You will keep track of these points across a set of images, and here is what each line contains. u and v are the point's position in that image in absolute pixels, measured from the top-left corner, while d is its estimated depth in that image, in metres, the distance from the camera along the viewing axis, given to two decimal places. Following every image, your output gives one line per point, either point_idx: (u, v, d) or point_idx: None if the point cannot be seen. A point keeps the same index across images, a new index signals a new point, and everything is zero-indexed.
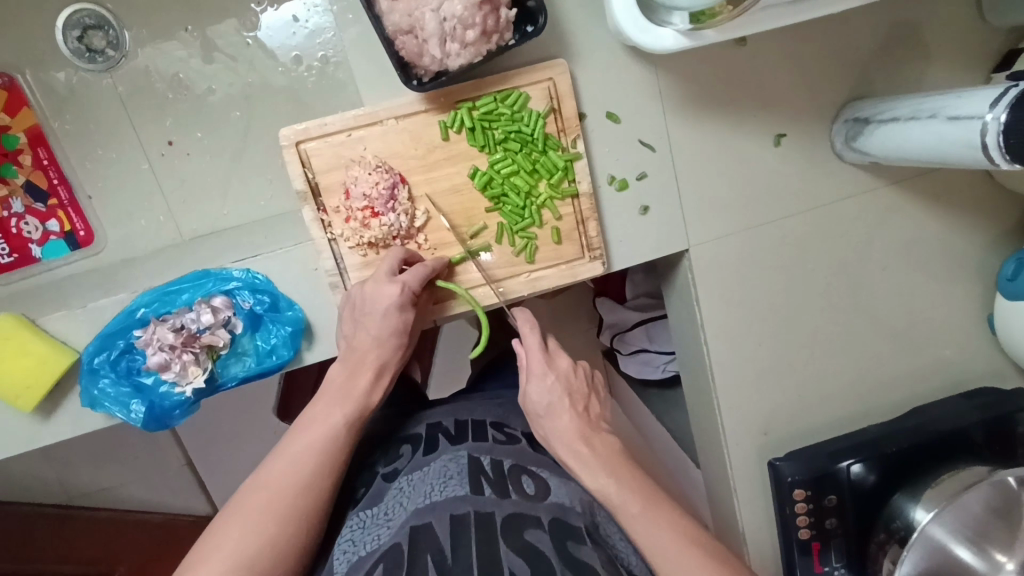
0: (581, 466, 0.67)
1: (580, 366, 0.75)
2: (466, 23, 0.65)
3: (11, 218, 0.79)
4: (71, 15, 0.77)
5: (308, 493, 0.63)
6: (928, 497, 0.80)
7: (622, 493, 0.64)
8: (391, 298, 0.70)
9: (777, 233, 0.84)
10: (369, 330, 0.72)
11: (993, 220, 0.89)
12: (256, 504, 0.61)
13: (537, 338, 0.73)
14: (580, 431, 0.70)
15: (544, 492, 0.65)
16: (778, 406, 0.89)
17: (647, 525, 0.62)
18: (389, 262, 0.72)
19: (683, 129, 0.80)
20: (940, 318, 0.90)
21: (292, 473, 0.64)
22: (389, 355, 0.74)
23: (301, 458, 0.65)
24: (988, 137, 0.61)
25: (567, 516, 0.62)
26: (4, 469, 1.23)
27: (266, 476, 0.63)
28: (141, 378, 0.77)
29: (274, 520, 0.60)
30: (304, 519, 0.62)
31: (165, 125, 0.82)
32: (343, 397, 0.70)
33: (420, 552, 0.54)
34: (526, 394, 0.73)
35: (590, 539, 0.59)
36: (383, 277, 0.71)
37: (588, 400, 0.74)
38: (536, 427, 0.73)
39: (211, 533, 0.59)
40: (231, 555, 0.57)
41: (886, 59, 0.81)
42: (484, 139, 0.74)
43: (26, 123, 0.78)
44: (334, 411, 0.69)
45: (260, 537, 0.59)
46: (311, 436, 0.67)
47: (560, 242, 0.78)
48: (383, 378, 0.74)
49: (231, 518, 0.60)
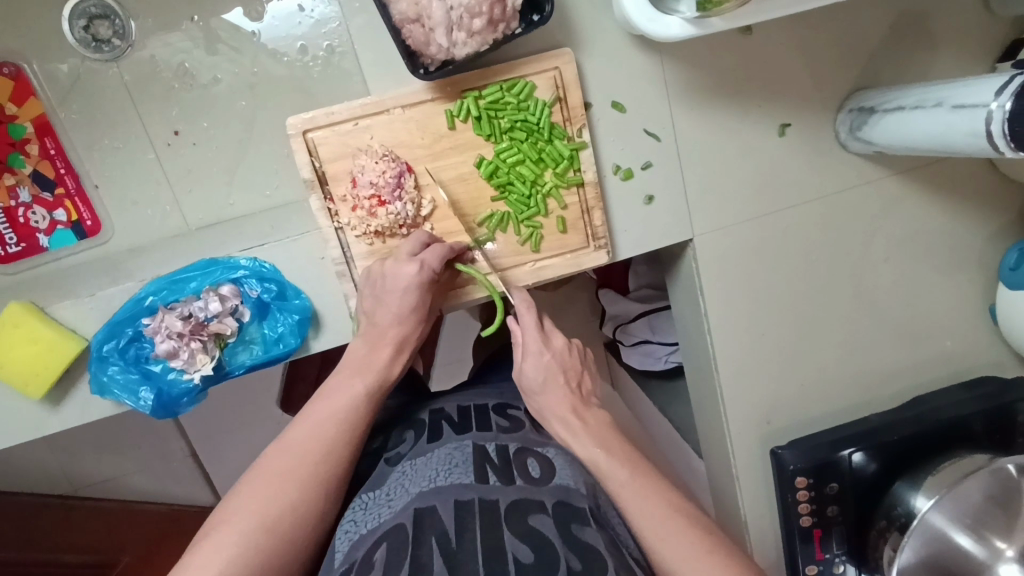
0: (574, 439, 0.69)
1: (574, 344, 0.77)
2: (473, 11, 0.65)
3: (18, 207, 0.80)
4: (77, 5, 0.78)
5: (329, 459, 0.64)
6: (928, 485, 0.80)
7: (613, 466, 0.65)
8: (410, 276, 0.70)
9: (780, 223, 0.85)
10: (388, 307, 0.73)
11: (995, 210, 0.89)
12: (278, 471, 0.61)
13: (533, 317, 0.74)
14: (573, 406, 0.72)
15: (549, 473, 0.65)
16: (781, 395, 0.90)
17: (638, 499, 0.63)
18: (411, 243, 0.73)
19: (687, 118, 0.80)
20: (942, 308, 0.91)
21: (314, 440, 0.65)
22: (408, 331, 0.75)
23: (321, 427, 0.66)
24: (993, 125, 0.61)
25: (571, 498, 0.62)
26: (8, 459, 1.23)
27: (288, 443, 0.64)
28: (150, 365, 0.77)
29: (295, 486, 0.60)
30: (324, 485, 0.62)
31: (172, 115, 0.82)
32: (363, 369, 0.72)
33: (425, 533, 0.54)
34: (520, 370, 0.74)
35: (594, 522, 0.59)
36: (404, 255, 0.71)
37: (581, 376, 0.76)
38: (529, 402, 0.75)
39: (235, 496, 0.60)
40: (258, 514, 0.57)
41: (890, 49, 0.81)
42: (490, 128, 0.74)
43: (33, 112, 0.79)
44: (352, 383, 0.70)
45: (282, 500, 0.59)
46: (328, 407, 0.68)
47: (565, 231, 0.79)
48: (403, 353, 0.76)
49: (253, 483, 0.60)
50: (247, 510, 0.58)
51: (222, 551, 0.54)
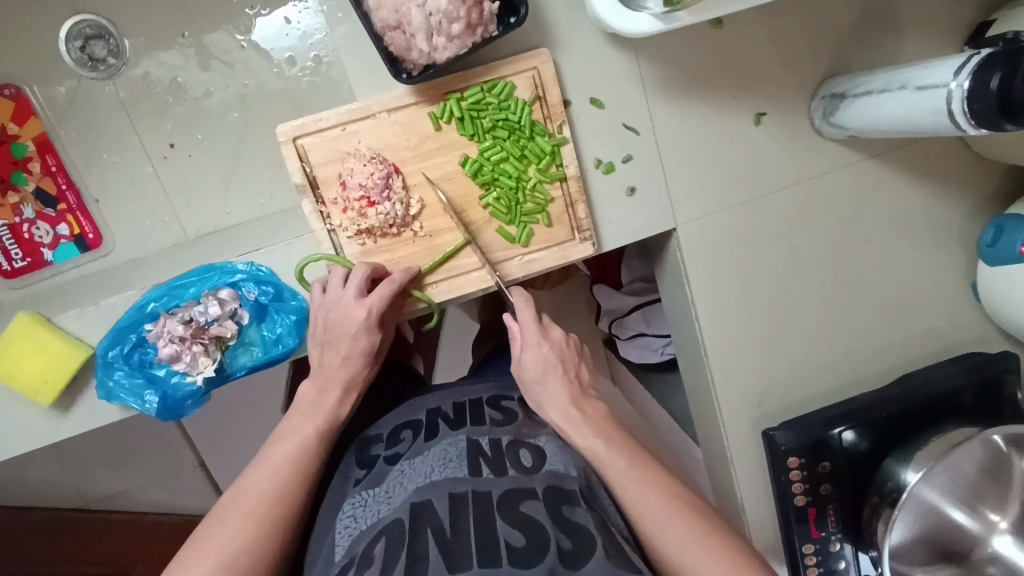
0: (573, 427, 0.72)
1: (571, 338, 0.80)
2: (451, 16, 0.68)
3: (23, 224, 0.83)
4: (73, 26, 0.82)
5: (284, 500, 0.66)
6: (918, 459, 0.82)
7: (611, 454, 0.68)
8: (358, 321, 0.74)
9: (761, 209, 0.87)
10: (338, 349, 0.76)
11: (973, 188, 0.91)
12: (236, 515, 0.63)
13: (530, 311, 0.77)
14: (571, 398, 0.74)
15: (541, 462, 0.68)
16: (771, 377, 0.92)
17: (635, 485, 0.65)
18: (355, 283, 0.74)
19: (664, 111, 0.82)
20: (925, 285, 0.93)
21: (269, 481, 0.66)
22: (357, 372, 0.77)
23: (278, 468, 0.68)
24: (953, 103, 0.64)
25: (562, 482, 0.65)
26: (22, 476, 1.27)
27: (245, 486, 0.66)
28: (154, 369, 0.80)
29: (252, 527, 0.62)
30: (281, 525, 0.64)
31: (167, 129, 0.87)
32: (314, 411, 0.74)
33: (421, 525, 0.57)
34: (520, 363, 0.76)
35: (586, 503, 0.63)
36: (349, 300, 0.74)
37: (579, 368, 0.78)
38: (529, 396, 0.77)
39: (198, 538, 0.61)
40: (216, 556, 0.59)
41: (860, 34, 0.84)
42: (473, 128, 0.77)
43: (34, 131, 0.83)
44: (305, 426, 0.72)
45: (239, 540, 0.61)
46: (282, 449, 0.70)
47: (551, 224, 0.82)
48: (352, 393, 0.77)
49: (211, 527, 0.62)
50: (208, 552, 0.60)
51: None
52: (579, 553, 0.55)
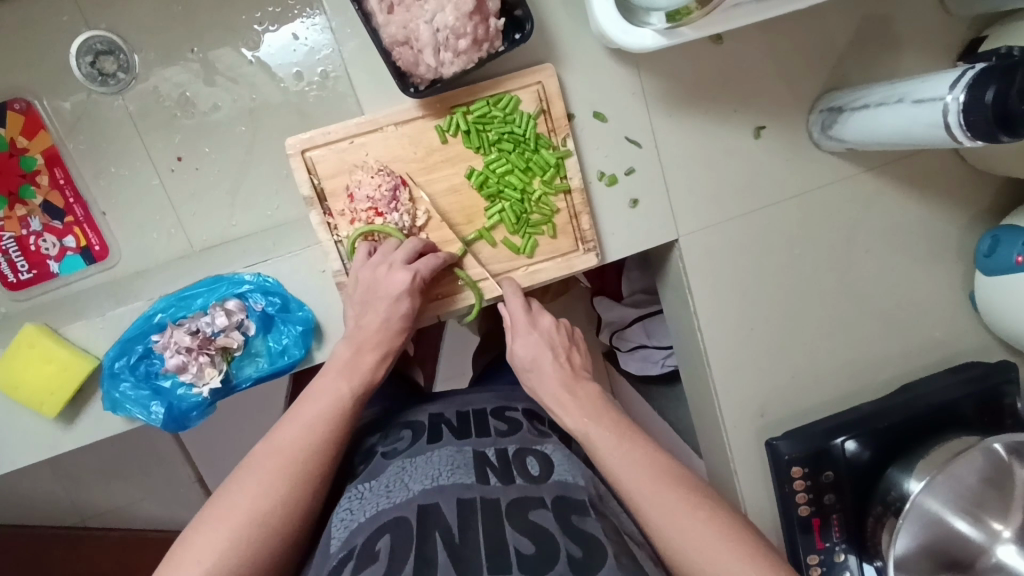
0: (563, 408, 0.74)
1: (562, 323, 0.81)
2: (458, 32, 0.70)
3: (30, 236, 0.86)
4: (84, 42, 0.85)
5: (314, 461, 0.66)
6: (920, 468, 0.82)
7: (599, 434, 0.69)
8: (402, 284, 0.73)
9: (761, 221, 0.88)
10: (377, 312, 0.75)
11: (969, 200, 0.93)
12: (270, 467, 0.64)
13: (520, 299, 0.78)
14: (562, 380, 0.76)
15: (548, 471, 0.68)
16: (774, 387, 0.92)
17: (628, 467, 0.65)
18: (404, 251, 0.75)
19: (665, 125, 0.84)
20: (925, 297, 0.94)
21: (302, 440, 0.66)
22: (393, 339, 0.76)
23: (311, 427, 0.68)
24: (950, 116, 0.66)
25: (570, 491, 0.65)
26: (15, 492, 1.25)
27: (278, 441, 0.66)
28: (160, 381, 0.80)
29: (284, 482, 0.63)
30: (312, 485, 0.65)
31: (174, 142, 0.90)
32: (348, 370, 0.73)
33: (429, 529, 0.58)
34: (512, 350, 0.79)
35: (595, 512, 0.63)
36: (397, 263, 0.74)
37: (570, 352, 0.79)
38: (524, 381, 0.79)
39: (225, 492, 0.62)
40: (246, 511, 0.61)
41: (856, 50, 0.86)
42: (479, 141, 0.78)
43: (44, 144, 0.86)
44: (340, 384, 0.71)
45: (272, 496, 0.62)
46: (317, 405, 0.69)
47: (555, 235, 0.82)
48: (388, 359, 0.77)
49: (241, 482, 0.63)
50: (241, 505, 0.61)
51: (212, 546, 0.58)
52: (590, 561, 0.55)
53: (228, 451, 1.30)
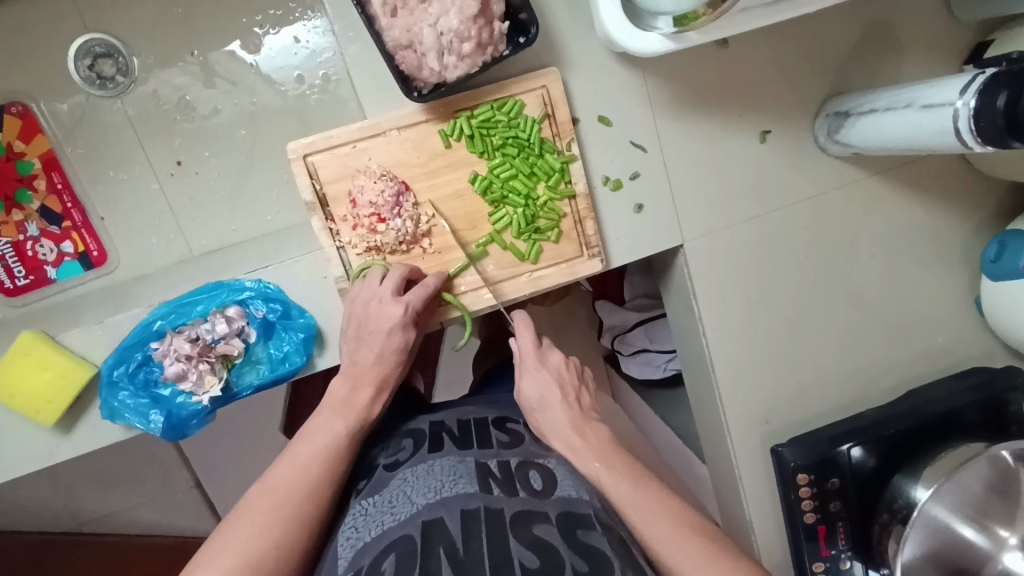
0: (574, 453, 0.72)
1: (571, 361, 0.81)
2: (463, 35, 0.69)
3: (27, 241, 0.85)
4: (82, 44, 0.84)
5: (309, 499, 0.65)
6: (927, 476, 0.82)
7: (613, 479, 0.67)
8: (394, 318, 0.73)
9: (765, 227, 0.88)
10: (371, 347, 0.75)
11: (974, 205, 0.92)
12: (265, 511, 0.62)
13: (530, 334, 0.80)
14: (572, 420, 0.75)
15: (552, 485, 0.67)
16: (779, 394, 0.92)
17: (639, 504, 0.64)
18: (392, 282, 0.74)
19: (671, 129, 0.83)
20: (929, 302, 0.93)
21: (297, 479, 0.65)
22: (389, 370, 0.77)
23: (308, 465, 0.67)
24: (960, 122, 0.65)
25: (574, 506, 0.64)
26: (11, 498, 1.24)
27: (273, 482, 0.65)
28: (159, 389, 0.79)
29: (280, 525, 0.61)
30: (307, 522, 0.63)
31: (174, 146, 0.89)
32: (345, 408, 0.73)
33: (433, 544, 0.56)
34: (520, 388, 0.78)
35: (601, 525, 0.62)
36: (387, 297, 0.73)
37: (580, 393, 0.79)
38: (532, 420, 0.78)
39: (219, 536, 0.60)
40: (240, 555, 0.58)
41: (862, 54, 0.85)
42: (483, 145, 0.77)
43: (41, 148, 0.85)
44: (335, 422, 0.71)
45: (266, 539, 0.60)
46: (312, 443, 0.69)
47: (559, 240, 0.82)
48: (384, 391, 0.77)
49: (236, 524, 0.61)
50: (236, 549, 0.58)
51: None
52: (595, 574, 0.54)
53: (227, 456, 1.28)
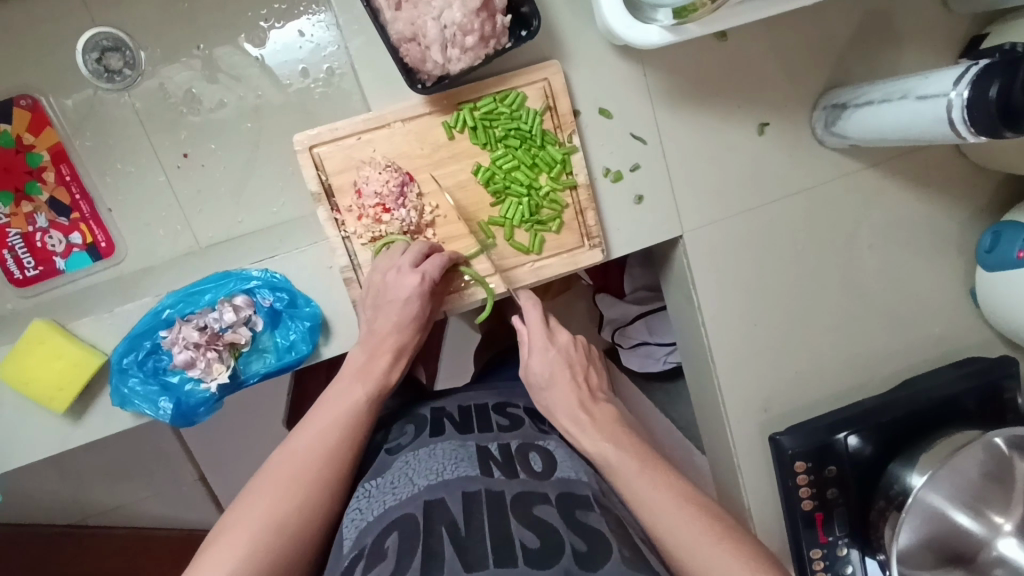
0: (581, 430, 0.74)
1: (579, 340, 0.83)
2: (466, 28, 0.70)
3: (36, 232, 0.87)
4: (90, 38, 0.85)
5: (318, 472, 0.66)
6: (923, 463, 0.82)
7: (621, 459, 0.69)
8: (411, 288, 0.74)
9: (764, 218, 0.89)
10: (389, 316, 0.76)
11: (969, 197, 0.94)
12: (286, 478, 0.64)
13: (537, 313, 0.81)
14: (579, 400, 0.77)
15: (551, 468, 0.69)
16: (777, 383, 0.93)
17: (647, 486, 0.66)
18: (411, 253, 0.75)
19: (671, 121, 0.85)
20: (926, 292, 0.95)
21: (319, 444, 0.68)
22: (407, 339, 0.78)
23: (326, 433, 0.69)
24: (954, 112, 0.66)
25: (573, 488, 0.66)
26: (17, 489, 1.25)
27: (295, 447, 0.67)
28: (167, 376, 0.80)
29: (303, 489, 0.64)
30: (327, 487, 0.65)
31: (180, 139, 0.90)
32: (363, 374, 0.74)
33: (436, 523, 0.58)
34: (528, 366, 0.80)
35: (598, 506, 0.64)
36: (404, 267, 0.74)
37: (586, 373, 0.81)
38: (538, 399, 0.80)
39: (242, 501, 0.62)
40: (263, 516, 0.60)
41: (858, 47, 0.86)
42: (485, 137, 0.79)
43: (50, 141, 0.86)
44: (355, 388, 0.73)
45: (290, 502, 0.62)
46: (328, 414, 0.71)
47: (560, 231, 0.83)
48: (401, 359, 0.78)
49: (258, 490, 0.63)
50: (259, 511, 0.61)
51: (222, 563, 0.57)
52: (594, 554, 0.55)
53: (231, 448, 1.30)
